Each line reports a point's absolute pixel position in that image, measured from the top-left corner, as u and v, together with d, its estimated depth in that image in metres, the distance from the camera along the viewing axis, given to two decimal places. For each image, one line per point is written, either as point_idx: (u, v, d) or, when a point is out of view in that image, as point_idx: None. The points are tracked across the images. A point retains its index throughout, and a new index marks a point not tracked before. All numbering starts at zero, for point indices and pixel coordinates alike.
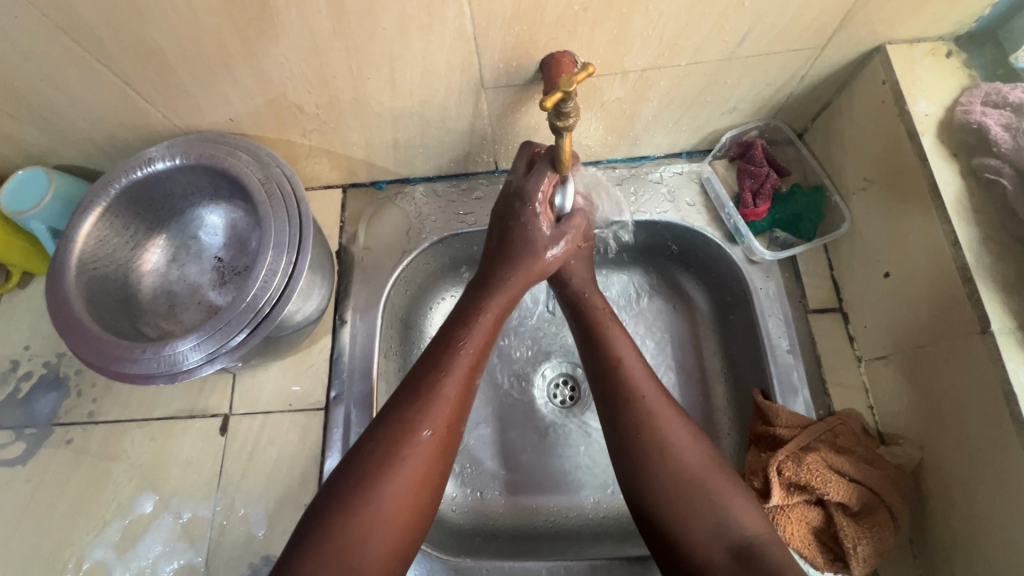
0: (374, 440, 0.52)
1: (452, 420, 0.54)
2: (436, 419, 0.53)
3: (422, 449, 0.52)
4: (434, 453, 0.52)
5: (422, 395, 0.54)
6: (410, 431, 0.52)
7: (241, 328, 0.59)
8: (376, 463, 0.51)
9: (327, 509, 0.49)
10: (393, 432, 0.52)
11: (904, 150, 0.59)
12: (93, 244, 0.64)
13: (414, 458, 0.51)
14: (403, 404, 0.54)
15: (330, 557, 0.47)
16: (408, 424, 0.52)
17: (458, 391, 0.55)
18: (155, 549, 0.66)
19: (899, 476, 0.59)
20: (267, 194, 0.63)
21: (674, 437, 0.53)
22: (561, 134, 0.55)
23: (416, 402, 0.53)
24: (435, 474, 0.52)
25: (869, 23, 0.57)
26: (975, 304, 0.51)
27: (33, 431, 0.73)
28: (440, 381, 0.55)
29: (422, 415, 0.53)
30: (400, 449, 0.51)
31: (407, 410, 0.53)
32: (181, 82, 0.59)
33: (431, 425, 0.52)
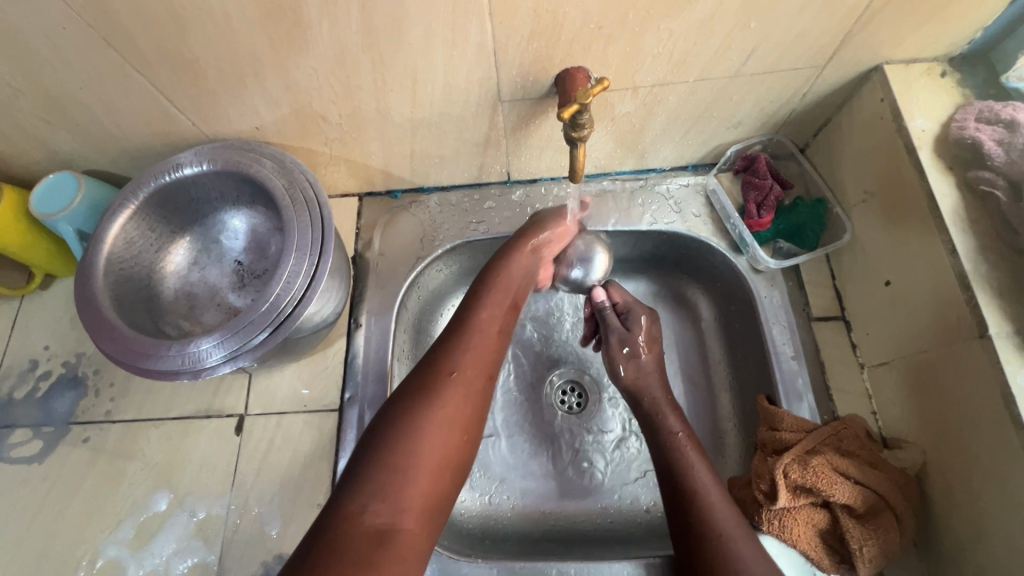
0: (408, 383, 0.53)
1: (480, 369, 0.55)
2: (463, 362, 0.55)
3: (454, 386, 0.52)
4: (467, 395, 0.52)
5: (448, 345, 0.56)
6: (441, 371, 0.53)
7: (263, 328, 0.61)
8: (410, 399, 0.51)
9: (369, 444, 0.48)
10: (423, 374, 0.53)
11: (903, 163, 0.62)
12: (121, 244, 0.66)
13: (448, 393, 0.52)
14: (431, 355, 0.56)
15: (376, 490, 0.45)
16: (440, 366, 0.54)
17: (485, 343, 0.57)
18: (169, 547, 0.67)
19: (902, 479, 0.60)
20: (291, 199, 0.65)
21: (722, 530, 0.53)
22: (575, 143, 0.58)
23: (444, 350, 0.56)
24: (467, 420, 0.52)
25: (867, 44, 0.60)
26: (974, 311, 0.54)
27: (50, 429, 0.74)
28: (465, 333, 0.57)
29: (452, 358, 0.55)
30: (434, 386, 0.52)
31: (436, 357, 0.55)
32: (212, 92, 0.62)
33: (458, 366, 0.54)
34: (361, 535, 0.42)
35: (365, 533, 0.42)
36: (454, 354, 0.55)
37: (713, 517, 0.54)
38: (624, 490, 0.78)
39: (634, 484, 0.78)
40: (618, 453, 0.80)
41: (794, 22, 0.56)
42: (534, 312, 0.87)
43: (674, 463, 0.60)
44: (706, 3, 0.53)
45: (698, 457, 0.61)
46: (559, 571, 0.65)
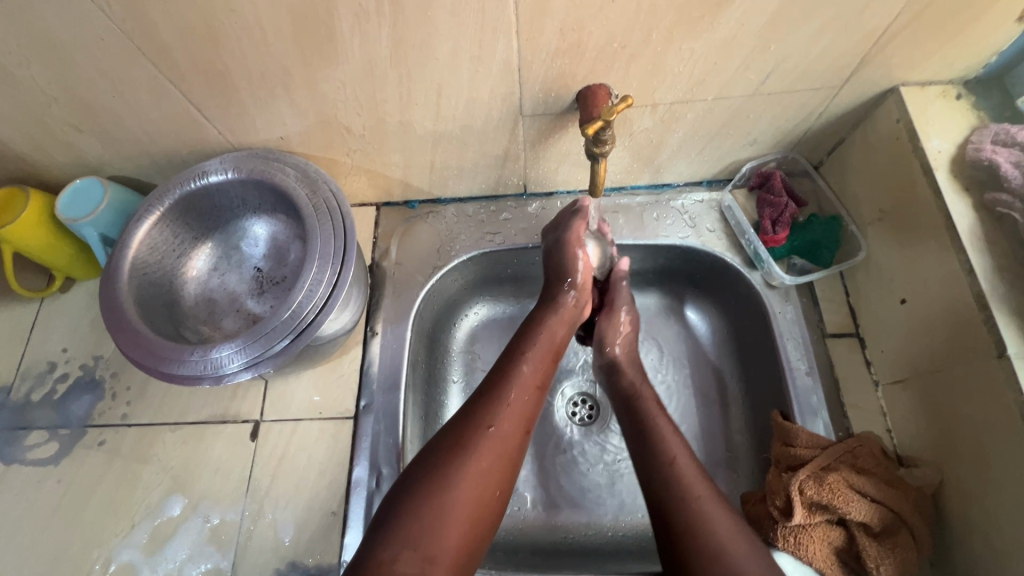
0: (445, 433, 0.55)
1: (517, 422, 0.56)
2: (500, 417, 0.55)
3: (491, 440, 0.53)
4: (500, 449, 0.53)
5: (487, 398, 0.57)
6: (480, 424, 0.54)
7: (284, 335, 0.61)
8: (445, 453, 0.52)
9: (403, 494, 0.50)
10: (460, 425, 0.55)
11: (919, 183, 0.62)
12: (145, 249, 0.67)
13: (483, 449, 0.53)
14: (472, 404, 0.57)
15: (406, 542, 0.47)
16: (478, 419, 0.55)
17: (522, 395, 0.58)
18: (183, 551, 0.67)
19: (919, 498, 0.60)
20: (313, 208, 0.66)
21: (704, 509, 0.52)
22: (597, 158, 0.60)
23: (482, 402, 0.57)
24: (502, 474, 0.53)
25: (884, 66, 0.61)
26: (991, 330, 0.54)
27: (67, 432, 0.74)
28: (506, 384, 0.58)
29: (491, 411, 0.55)
30: (470, 440, 0.53)
31: (476, 408, 0.56)
32: (241, 102, 0.63)
33: (495, 421, 0.55)
34: None
35: None
36: (493, 407, 0.56)
37: (688, 486, 0.54)
38: (635, 503, 0.78)
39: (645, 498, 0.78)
40: (629, 466, 0.80)
41: (814, 43, 0.57)
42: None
43: (650, 434, 0.60)
44: (729, 24, 0.55)
45: (669, 427, 0.61)
46: None
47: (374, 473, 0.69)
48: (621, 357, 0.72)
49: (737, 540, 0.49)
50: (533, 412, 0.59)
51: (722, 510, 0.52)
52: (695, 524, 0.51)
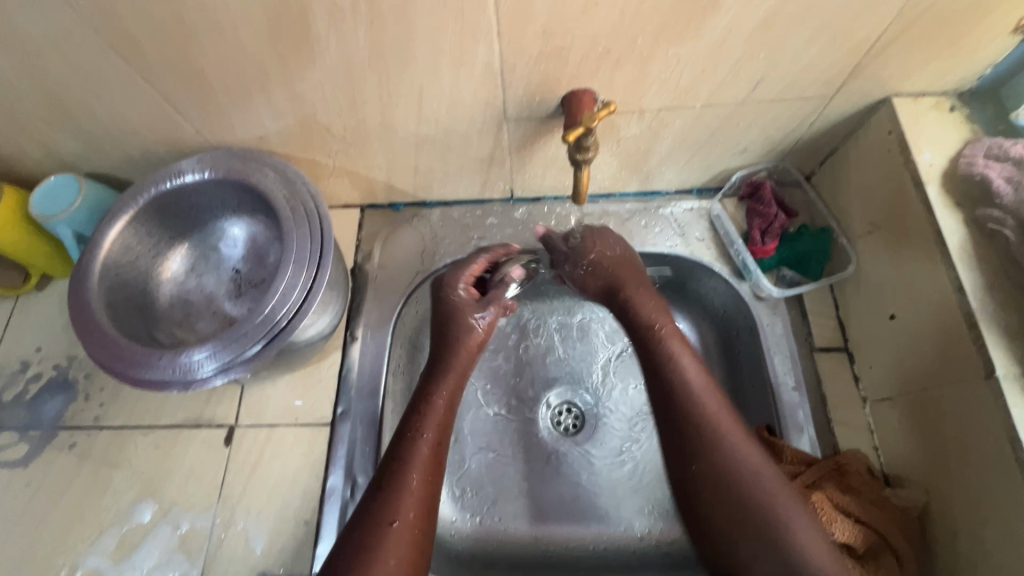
0: (349, 535, 0.53)
1: (421, 507, 0.56)
2: (402, 509, 0.55)
3: (398, 536, 0.53)
4: (410, 541, 0.53)
5: (386, 490, 0.56)
6: (382, 524, 0.53)
7: (256, 340, 0.60)
8: (351, 561, 0.51)
9: None
10: (362, 527, 0.53)
11: (910, 196, 0.61)
12: (118, 250, 0.65)
13: (391, 549, 0.52)
14: (369, 501, 0.56)
15: None
16: (379, 516, 0.54)
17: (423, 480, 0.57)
18: (151, 559, 0.65)
19: (905, 520, 0.59)
20: (291, 210, 0.65)
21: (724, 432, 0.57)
22: (579, 165, 0.58)
23: (381, 497, 0.55)
24: (415, 563, 0.53)
25: (876, 76, 0.60)
26: (980, 350, 0.53)
27: (37, 433, 0.73)
28: (403, 469, 0.57)
29: (390, 504, 0.55)
30: (376, 543, 0.52)
31: (379, 502, 0.55)
32: (218, 101, 0.61)
33: (397, 514, 0.54)
34: None
35: None
36: (394, 500, 0.55)
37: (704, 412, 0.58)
38: (619, 516, 0.76)
39: (629, 511, 0.76)
40: (614, 478, 0.78)
41: (804, 53, 0.56)
42: (532, 328, 0.86)
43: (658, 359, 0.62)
44: (717, 30, 0.53)
45: (678, 346, 0.62)
46: None
47: (350, 482, 0.68)
48: (609, 261, 0.69)
49: (756, 455, 0.56)
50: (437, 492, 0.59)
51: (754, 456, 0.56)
52: (722, 453, 0.56)
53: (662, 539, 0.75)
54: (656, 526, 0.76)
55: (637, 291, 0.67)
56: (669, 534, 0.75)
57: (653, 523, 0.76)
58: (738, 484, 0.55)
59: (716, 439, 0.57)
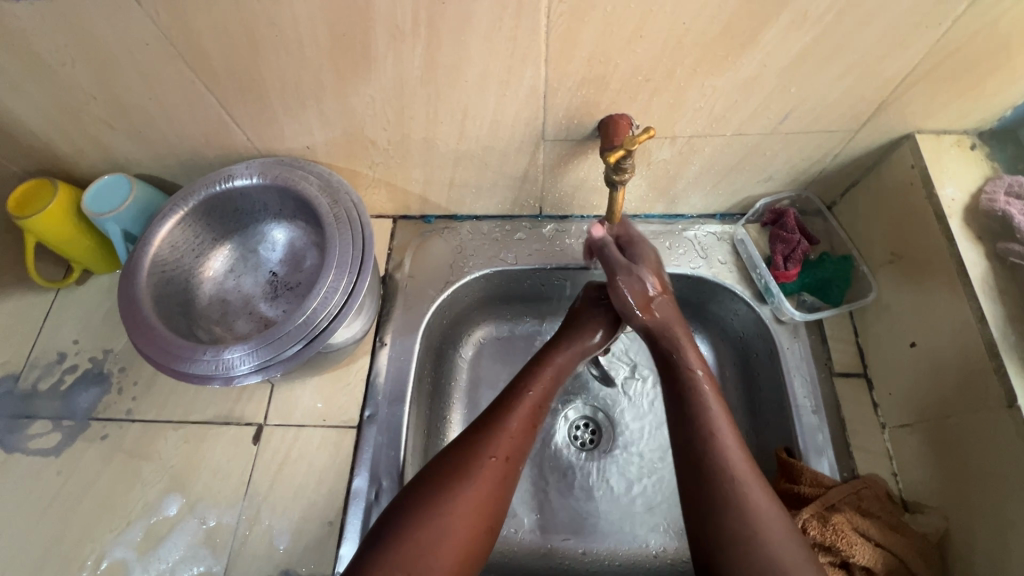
0: (444, 462, 0.57)
1: (514, 454, 0.58)
2: (500, 447, 0.58)
3: (491, 469, 0.56)
4: (499, 480, 0.56)
5: (490, 427, 0.59)
6: (481, 453, 0.57)
7: (296, 341, 0.62)
8: (445, 479, 0.55)
9: (400, 515, 0.53)
10: (464, 452, 0.57)
11: (932, 229, 0.63)
12: (166, 247, 0.68)
13: (481, 477, 0.55)
14: (472, 434, 0.59)
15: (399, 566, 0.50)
16: (479, 448, 0.57)
17: (519, 432, 0.60)
18: (176, 552, 0.66)
19: (924, 545, 0.59)
20: (334, 217, 0.68)
21: (746, 491, 0.52)
22: (615, 185, 0.60)
23: (485, 431, 0.59)
24: (494, 505, 0.55)
25: (901, 113, 0.63)
26: (1001, 379, 0.54)
27: (70, 423, 0.75)
28: (510, 412, 0.61)
29: (490, 440, 0.58)
30: (470, 467, 0.56)
31: (478, 437, 0.58)
32: (272, 112, 0.65)
33: (497, 450, 0.57)
34: None
35: None
36: (494, 436, 0.58)
37: (726, 467, 0.54)
38: (634, 533, 0.77)
39: (644, 528, 0.77)
40: (629, 495, 0.79)
41: (832, 88, 0.59)
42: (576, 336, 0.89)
43: (691, 404, 0.59)
44: (752, 65, 0.56)
45: (715, 399, 0.59)
46: None
47: (374, 485, 0.69)
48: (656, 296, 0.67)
49: (775, 525, 0.51)
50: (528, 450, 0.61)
51: (774, 507, 0.52)
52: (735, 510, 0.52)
53: (676, 558, 0.75)
54: (672, 545, 0.76)
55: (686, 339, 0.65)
56: (683, 553, 0.76)
57: (669, 542, 0.76)
58: (759, 539, 0.50)
59: (736, 493, 0.52)
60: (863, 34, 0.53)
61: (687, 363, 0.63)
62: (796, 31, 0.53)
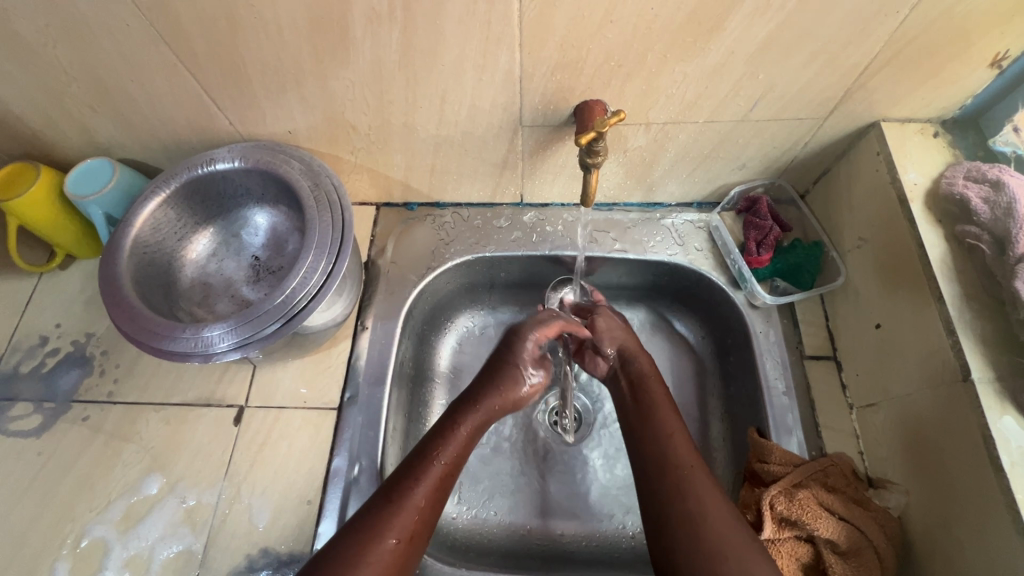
0: (336, 546, 0.51)
1: (417, 530, 0.54)
2: (401, 527, 0.53)
3: (386, 555, 0.51)
4: (395, 565, 0.51)
5: (388, 505, 0.54)
6: (373, 539, 0.51)
7: (274, 319, 0.63)
8: (335, 572, 0.49)
9: None
10: (358, 539, 0.51)
11: (895, 213, 0.65)
12: (148, 229, 0.69)
13: (375, 566, 0.50)
14: (366, 514, 0.53)
15: None
16: (374, 532, 0.52)
17: (428, 501, 0.55)
18: (155, 531, 0.67)
19: (886, 519, 0.61)
20: (315, 200, 0.69)
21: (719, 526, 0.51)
22: (589, 168, 0.62)
23: (382, 512, 0.53)
24: None
25: (866, 102, 0.65)
26: (957, 355, 0.56)
27: (52, 405, 0.75)
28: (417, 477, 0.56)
29: (386, 522, 0.52)
30: (363, 556, 0.50)
31: (372, 517, 0.53)
32: (254, 96, 0.66)
33: (397, 533, 0.52)
34: None
35: None
36: (392, 516, 0.53)
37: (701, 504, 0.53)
38: (611, 515, 0.78)
39: (621, 510, 0.78)
40: (608, 478, 0.81)
41: (799, 75, 0.61)
42: None
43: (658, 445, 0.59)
44: (720, 51, 0.58)
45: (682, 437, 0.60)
46: None
47: (354, 464, 0.70)
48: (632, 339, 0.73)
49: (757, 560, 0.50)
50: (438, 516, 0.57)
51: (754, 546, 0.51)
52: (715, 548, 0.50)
53: None
54: None
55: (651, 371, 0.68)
56: None
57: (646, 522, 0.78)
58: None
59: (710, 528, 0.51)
60: (825, 20, 0.55)
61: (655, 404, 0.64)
62: (761, 17, 0.54)
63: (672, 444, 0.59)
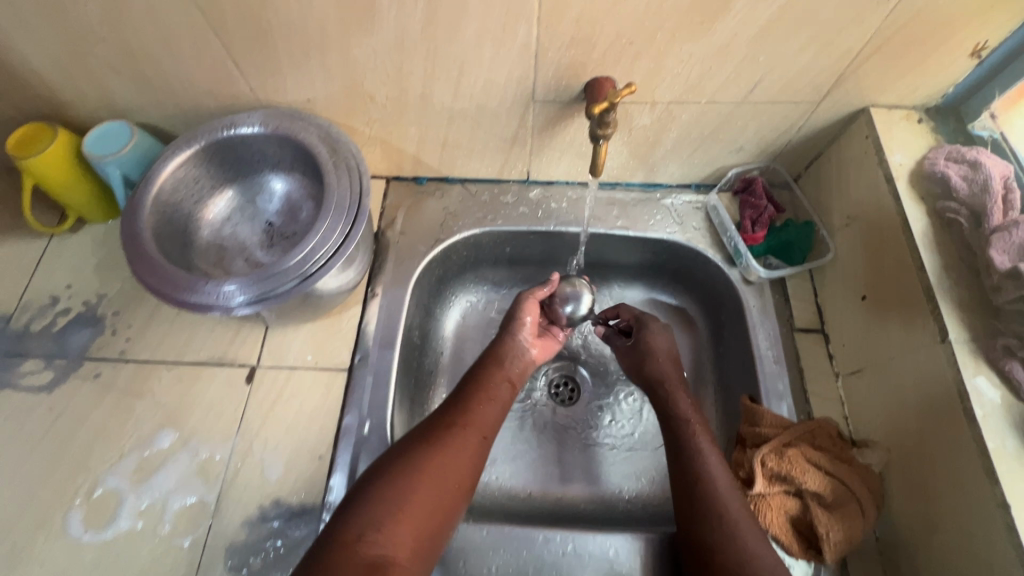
0: (413, 434, 0.62)
1: (478, 426, 0.63)
2: (463, 419, 0.63)
3: (454, 436, 0.61)
4: (464, 447, 0.60)
5: (451, 405, 0.65)
6: (444, 425, 0.62)
7: (294, 277, 0.66)
8: (411, 447, 0.59)
9: (364, 487, 0.56)
10: (427, 426, 0.62)
11: (881, 192, 0.69)
12: (169, 188, 0.71)
13: (446, 443, 0.60)
14: (438, 412, 0.65)
15: (369, 524, 0.52)
16: (442, 420, 0.63)
17: (486, 406, 0.65)
18: (170, 482, 0.69)
19: (868, 474, 0.65)
20: (333, 165, 0.71)
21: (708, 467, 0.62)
22: (598, 140, 0.65)
23: (446, 409, 0.64)
24: (464, 470, 0.59)
25: (856, 88, 0.70)
26: (936, 318, 0.60)
27: (63, 362, 0.76)
28: (473, 388, 0.67)
29: (453, 414, 0.63)
30: (434, 437, 0.60)
31: (440, 414, 0.64)
32: (276, 62, 0.68)
33: (458, 421, 0.62)
34: (355, 563, 0.49)
35: (359, 565, 0.49)
36: (458, 410, 0.64)
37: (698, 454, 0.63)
38: (606, 479, 0.81)
39: (616, 476, 0.82)
40: (604, 446, 0.84)
41: (797, 58, 0.65)
42: None
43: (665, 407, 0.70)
44: (724, 32, 0.62)
45: (683, 398, 0.71)
46: (544, 537, 0.66)
47: (365, 422, 0.72)
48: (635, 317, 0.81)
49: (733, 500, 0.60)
50: (498, 422, 0.66)
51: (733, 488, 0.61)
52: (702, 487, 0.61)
53: (645, 502, 0.80)
54: (641, 490, 0.81)
55: (658, 336, 0.77)
56: (652, 498, 0.80)
57: (639, 487, 0.81)
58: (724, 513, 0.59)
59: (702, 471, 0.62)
60: (822, 6, 0.59)
61: (659, 372, 0.74)
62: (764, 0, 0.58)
63: (674, 400, 0.71)
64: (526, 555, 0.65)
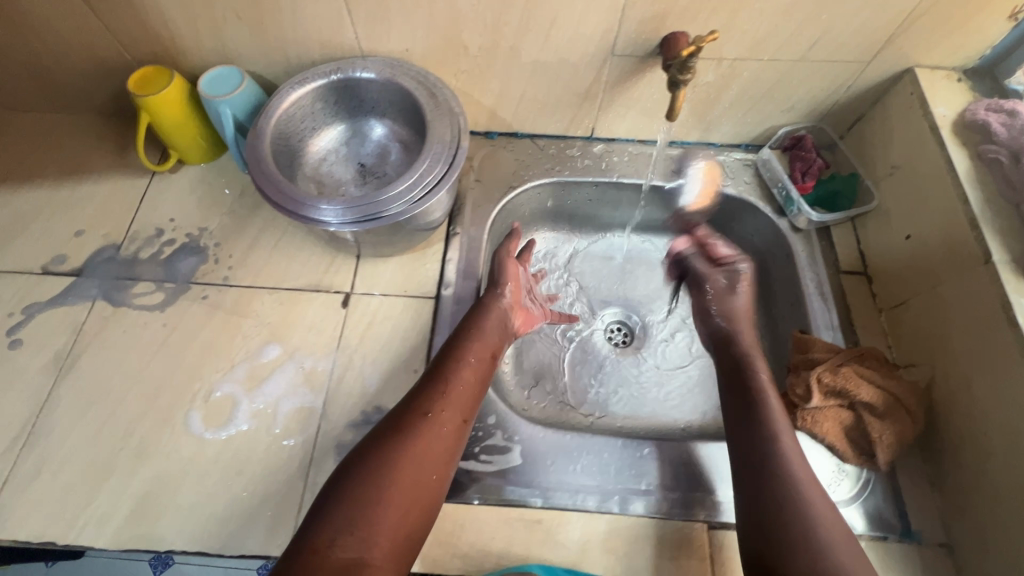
0: (389, 422, 0.62)
1: (454, 412, 0.64)
2: (438, 406, 0.63)
3: (428, 425, 0.61)
4: (438, 435, 0.61)
5: (426, 391, 0.65)
6: (418, 413, 0.62)
7: (407, 195, 0.72)
8: (387, 439, 0.59)
9: (340, 483, 0.55)
10: (401, 415, 0.62)
11: (926, 141, 0.77)
12: (281, 124, 0.77)
13: (422, 433, 0.60)
14: (413, 397, 0.64)
15: (342, 527, 0.52)
16: (418, 408, 0.63)
17: (463, 391, 0.66)
18: (279, 389, 0.75)
19: (916, 389, 0.72)
20: (434, 104, 0.78)
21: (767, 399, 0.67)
22: (678, 85, 0.73)
23: (421, 396, 0.64)
24: (439, 460, 0.60)
25: (904, 48, 0.78)
26: (981, 244, 0.68)
27: (172, 285, 0.83)
28: (444, 374, 0.66)
29: (428, 401, 0.63)
30: (412, 426, 0.60)
31: (413, 401, 0.64)
32: (387, 11, 0.75)
33: (432, 408, 0.63)
34: (331, 566, 0.49)
35: (334, 567, 0.49)
36: (433, 397, 0.64)
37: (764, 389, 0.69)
38: (663, 412, 0.87)
39: (672, 409, 0.87)
40: (659, 383, 0.89)
41: (854, 18, 0.73)
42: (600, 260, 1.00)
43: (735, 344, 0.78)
44: None
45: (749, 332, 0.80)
46: (622, 442, 0.73)
47: None
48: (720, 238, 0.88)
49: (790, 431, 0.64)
50: (474, 406, 0.67)
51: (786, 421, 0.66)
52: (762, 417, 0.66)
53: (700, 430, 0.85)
54: (696, 421, 0.86)
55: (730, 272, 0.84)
56: (708, 427, 0.86)
57: (694, 418, 0.87)
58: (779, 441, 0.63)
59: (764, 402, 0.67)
60: None
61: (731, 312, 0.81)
62: None
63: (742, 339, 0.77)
64: (607, 456, 0.72)
